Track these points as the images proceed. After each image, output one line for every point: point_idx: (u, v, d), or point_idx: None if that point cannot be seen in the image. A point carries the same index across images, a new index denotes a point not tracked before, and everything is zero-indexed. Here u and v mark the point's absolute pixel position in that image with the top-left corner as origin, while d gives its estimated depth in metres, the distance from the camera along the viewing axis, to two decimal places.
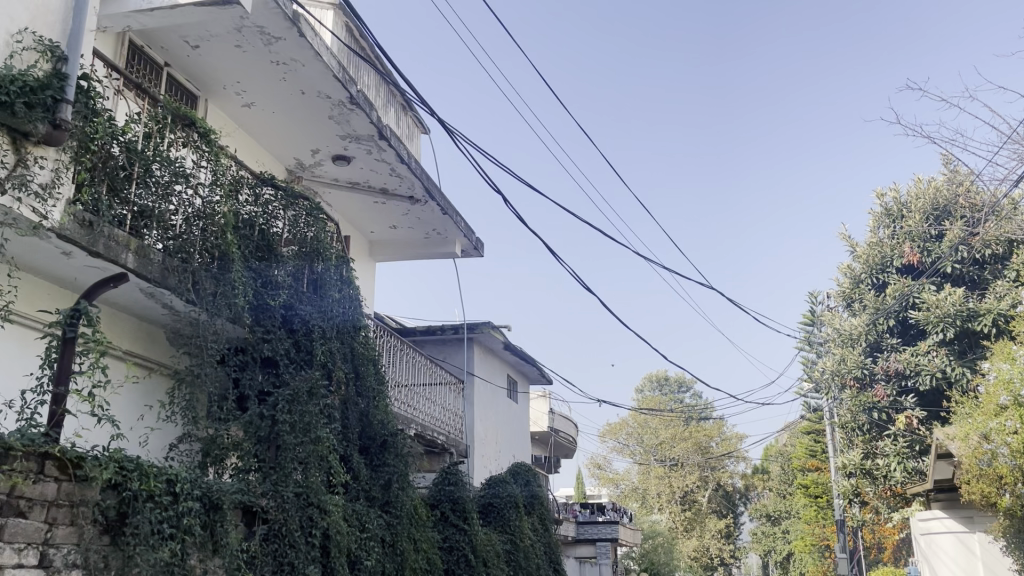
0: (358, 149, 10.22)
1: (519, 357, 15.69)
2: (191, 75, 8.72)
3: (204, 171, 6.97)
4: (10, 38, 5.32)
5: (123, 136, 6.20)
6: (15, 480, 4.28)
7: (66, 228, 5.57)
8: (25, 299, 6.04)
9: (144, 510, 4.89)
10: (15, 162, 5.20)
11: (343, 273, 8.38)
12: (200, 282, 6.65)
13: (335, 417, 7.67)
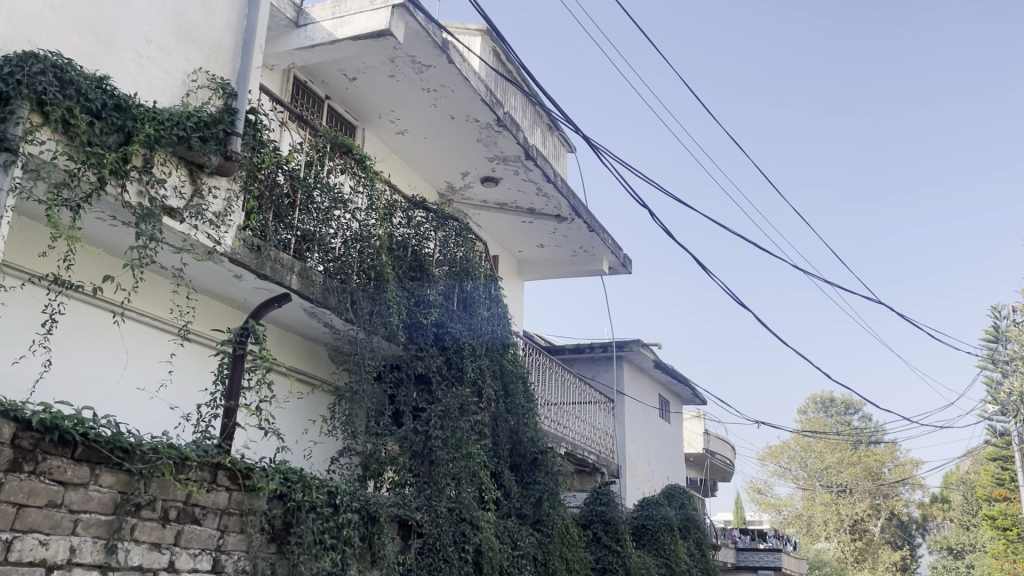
0: (506, 170, 10.34)
1: (671, 375, 15.33)
2: (349, 106, 9.14)
3: (360, 197, 7.22)
4: (187, 78, 5.75)
5: (288, 165, 6.57)
6: (191, 487, 4.44)
7: (237, 253, 5.93)
8: (200, 318, 6.49)
9: (307, 520, 5.07)
10: (192, 192, 5.61)
11: (493, 292, 8.43)
12: (358, 301, 6.92)
13: (486, 433, 7.71)
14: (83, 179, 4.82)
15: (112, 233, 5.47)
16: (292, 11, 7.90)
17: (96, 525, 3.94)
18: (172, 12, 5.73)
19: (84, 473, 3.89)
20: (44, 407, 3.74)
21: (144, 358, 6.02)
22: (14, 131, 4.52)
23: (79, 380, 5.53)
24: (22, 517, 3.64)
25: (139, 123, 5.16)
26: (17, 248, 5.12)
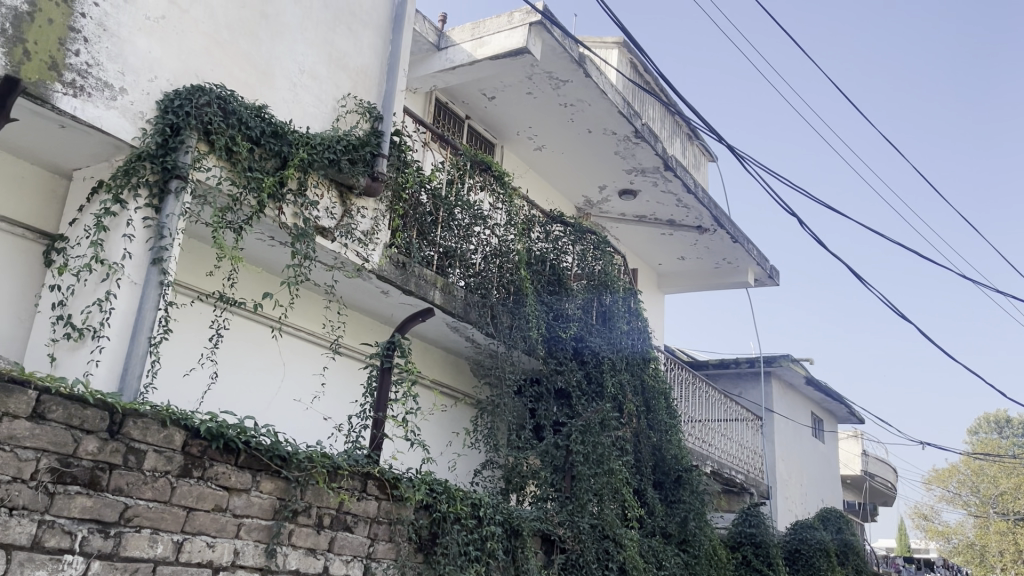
0: (645, 182, 10.20)
1: (824, 392, 14.55)
2: (488, 125, 9.30)
3: (500, 213, 7.35)
4: (337, 104, 6.04)
5: (430, 184, 6.74)
6: (343, 495, 4.55)
7: (384, 270, 6.14)
8: (351, 333, 6.77)
9: (452, 531, 5.17)
10: (342, 212, 5.86)
11: (632, 305, 8.30)
12: (498, 315, 7.03)
13: (628, 449, 7.58)
14: (244, 202, 5.14)
15: (270, 253, 5.79)
16: (433, 35, 8.09)
17: (257, 529, 4.11)
18: (323, 42, 6.03)
19: (246, 480, 4.07)
20: (211, 416, 3.94)
21: (299, 371, 6.33)
22: (183, 159, 4.84)
23: (242, 391, 5.88)
24: (191, 520, 3.80)
25: (294, 148, 5.45)
26: (187, 268, 5.53)
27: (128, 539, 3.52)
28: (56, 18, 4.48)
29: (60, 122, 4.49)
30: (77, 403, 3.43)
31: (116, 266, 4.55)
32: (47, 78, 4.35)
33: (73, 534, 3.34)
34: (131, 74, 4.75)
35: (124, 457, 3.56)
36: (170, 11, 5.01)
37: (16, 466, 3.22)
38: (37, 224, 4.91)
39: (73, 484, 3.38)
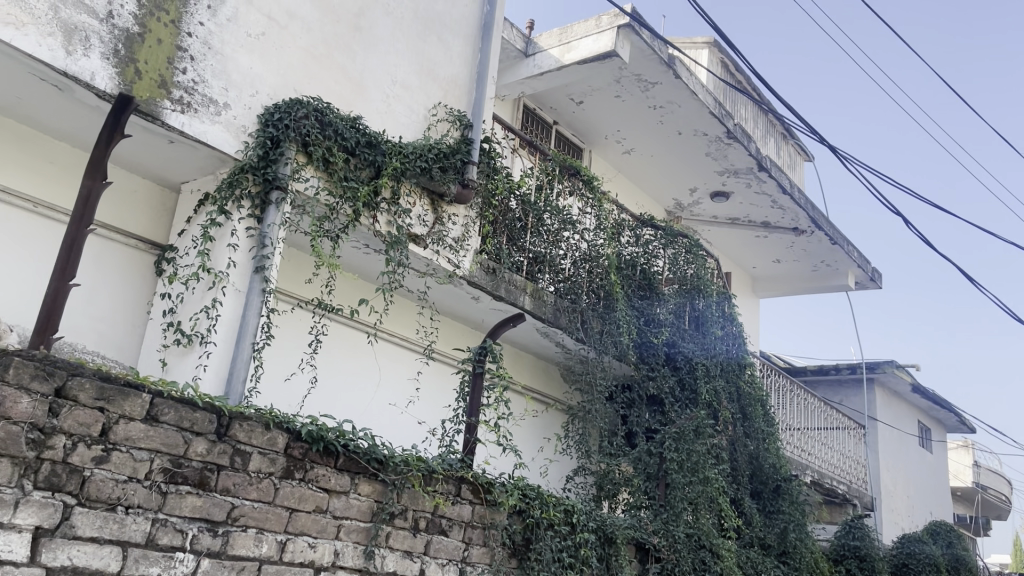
0: (737, 183, 9.96)
1: (932, 400, 13.88)
2: (576, 129, 9.27)
3: (589, 217, 7.26)
4: (428, 113, 6.14)
5: (519, 190, 6.75)
6: (439, 499, 4.59)
7: (475, 276, 6.19)
8: (443, 338, 6.85)
9: (545, 537, 5.17)
10: (434, 219, 5.95)
11: (726, 309, 8.12)
12: (589, 321, 7.00)
13: (724, 457, 7.40)
14: (341, 212, 5.27)
15: (364, 260, 5.93)
16: (521, 41, 8.11)
17: (356, 531, 4.18)
18: (414, 53, 6.14)
19: (345, 482, 4.16)
20: (311, 419, 4.05)
21: (394, 376, 6.44)
22: (283, 170, 5.00)
23: (340, 395, 6.03)
24: (294, 521, 3.89)
25: (387, 157, 5.56)
26: (288, 276, 5.71)
27: (234, 538, 3.62)
28: (164, 38, 4.67)
29: (169, 137, 4.71)
30: (187, 406, 3.55)
31: (222, 274, 4.73)
32: (157, 96, 4.56)
33: (185, 532, 3.45)
34: (233, 90, 4.94)
35: (231, 458, 3.67)
36: (270, 28, 5.19)
37: (131, 466, 3.32)
38: (149, 235, 5.16)
39: (184, 484, 3.49)
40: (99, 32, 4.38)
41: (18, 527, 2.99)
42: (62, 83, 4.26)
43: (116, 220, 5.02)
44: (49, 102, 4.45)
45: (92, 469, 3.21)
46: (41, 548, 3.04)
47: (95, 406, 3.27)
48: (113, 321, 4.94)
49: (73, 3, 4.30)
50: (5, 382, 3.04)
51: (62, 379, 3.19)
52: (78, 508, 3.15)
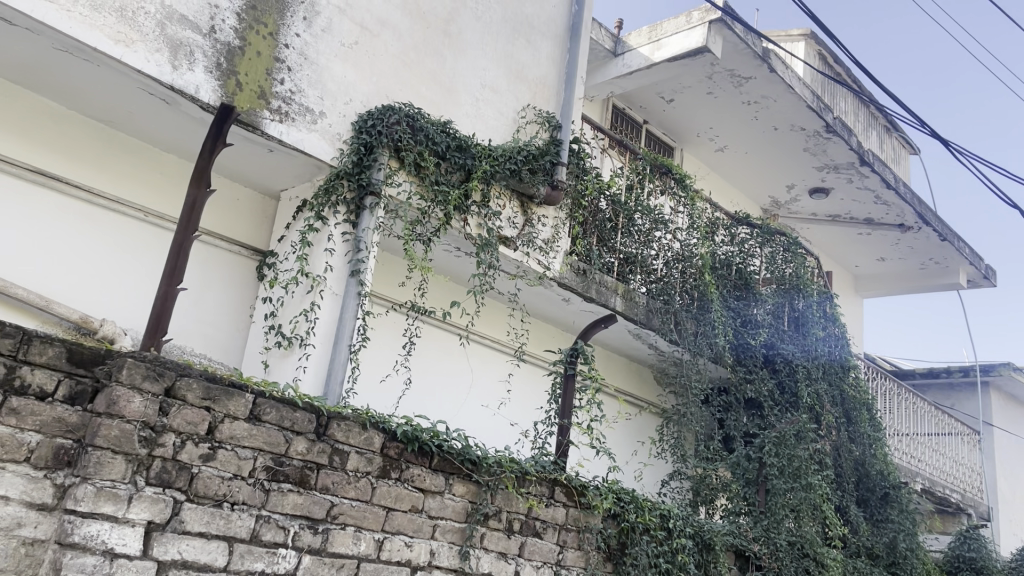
0: (837, 179, 9.59)
1: None
2: (667, 128, 9.11)
3: (681, 217, 7.13)
4: (517, 116, 6.16)
5: (610, 190, 6.67)
6: (532, 500, 4.58)
7: (565, 277, 6.16)
8: (534, 340, 6.85)
9: (641, 542, 5.08)
10: (524, 221, 5.94)
11: (827, 309, 7.82)
12: (683, 322, 6.85)
13: (828, 463, 7.10)
14: (432, 215, 5.32)
15: (456, 263, 5.97)
16: (610, 41, 8.02)
17: (451, 531, 4.20)
18: (503, 56, 6.16)
19: (439, 482, 4.18)
20: (406, 420, 4.10)
21: (486, 378, 6.47)
22: (377, 176, 5.08)
23: (433, 397, 6.10)
24: (391, 520, 3.93)
25: (477, 160, 5.58)
26: (382, 280, 5.81)
27: (334, 536, 3.67)
28: (263, 50, 4.82)
29: (268, 146, 4.86)
30: (287, 406, 3.64)
31: (319, 278, 4.87)
32: (257, 106, 4.71)
33: (287, 529, 3.51)
34: (328, 98, 5.06)
35: (329, 457, 3.73)
36: (362, 37, 5.31)
37: (236, 464, 3.40)
38: (251, 241, 5.35)
39: (286, 482, 3.56)
40: (203, 46, 4.56)
41: (131, 521, 3.05)
42: (168, 96, 4.46)
43: (220, 227, 5.22)
44: (157, 115, 4.66)
45: (200, 466, 3.29)
46: (153, 542, 3.10)
47: (201, 406, 3.34)
48: (218, 325, 5.13)
49: (179, 19, 4.49)
50: (118, 382, 3.13)
51: (171, 379, 3.28)
52: (187, 504, 3.22)
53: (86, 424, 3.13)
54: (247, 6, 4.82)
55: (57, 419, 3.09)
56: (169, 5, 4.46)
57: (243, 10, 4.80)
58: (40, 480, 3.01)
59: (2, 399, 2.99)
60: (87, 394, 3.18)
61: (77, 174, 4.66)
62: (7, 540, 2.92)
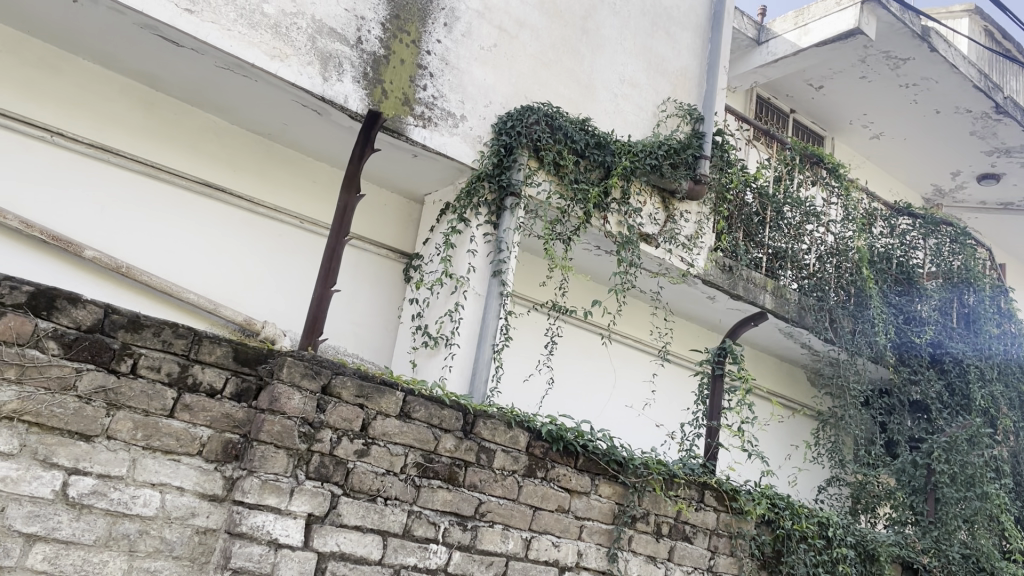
0: (1010, 163, 8.89)
1: None
2: (816, 116, 8.67)
3: (835, 208, 6.77)
4: (657, 109, 6.03)
5: (756, 182, 6.40)
6: (681, 504, 4.44)
7: (710, 273, 5.97)
8: (679, 340, 6.70)
9: (798, 550, 4.84)
10: (665, 217, 5.79)
11: (1001, 303, 7.23)
12: (838, 319, 6.50)
13: (1007, 471, 6.49)
14: (572, 214, 5.27)
15: (597, 261, 5.93)
16: (754, 29, 7.70)
17: (599, 533, 4.14)
18: (642, 49, 6.06)
19: (585, 483, 4.14)
20: (551, 419, 4.08)
21: (630, 378, 6.37)
22: (516, 176, 5.07)
23: (576, 397, 6.07)
24: (538, 519, 3.92)
25: (616, 157, 5.48)
26: (522, 280, 5.84)
27: (482, 533, 3.70)
28: (407, 57, 4.95)
29: (413, 151, 4.98)
30: (435, 404, 3.69)
31: (463, 279, 4.93)
32: (402, 112, 4.84)
33: (437, 525, 3.56)
34: (469, 102, 5.14)
35: (477, 455, 3.76)
36: (501, 39, 5.35)
37: (389, 459, 3.47)
38: (398, 245, 5.51)
39: (436, 479, 3.61)
40: (350, 57, 4.73)
41: (293, 513, 3.17)
42: (320, 107, 4.66)
43: (369, 232, 5.41)
44: (311, 125, 4.88)
45: (355, 461, 3.38)
46: (313, 534, 3.20)
47: (355, 403, 3.44)
48: (369, 326, 5.32)
49: (328, 32, 4.68)
50: (279, 380, 3.26)
51: (327, 377, 3.38)
52: (343, 498, 3.32)
53: (251, 420, 3.24)
54: (392, 15, 4.96)
55: (226, 415, 3.21)
56: (319, 20, 4.66)
57: (387, 19, 4.94)
58: (211, 472, 3.15)
59: (177, 396, 3.12)
60: (252, 391, 3.29)
61: (239, 185, 4.95)
62: (182, 529, 3.07)
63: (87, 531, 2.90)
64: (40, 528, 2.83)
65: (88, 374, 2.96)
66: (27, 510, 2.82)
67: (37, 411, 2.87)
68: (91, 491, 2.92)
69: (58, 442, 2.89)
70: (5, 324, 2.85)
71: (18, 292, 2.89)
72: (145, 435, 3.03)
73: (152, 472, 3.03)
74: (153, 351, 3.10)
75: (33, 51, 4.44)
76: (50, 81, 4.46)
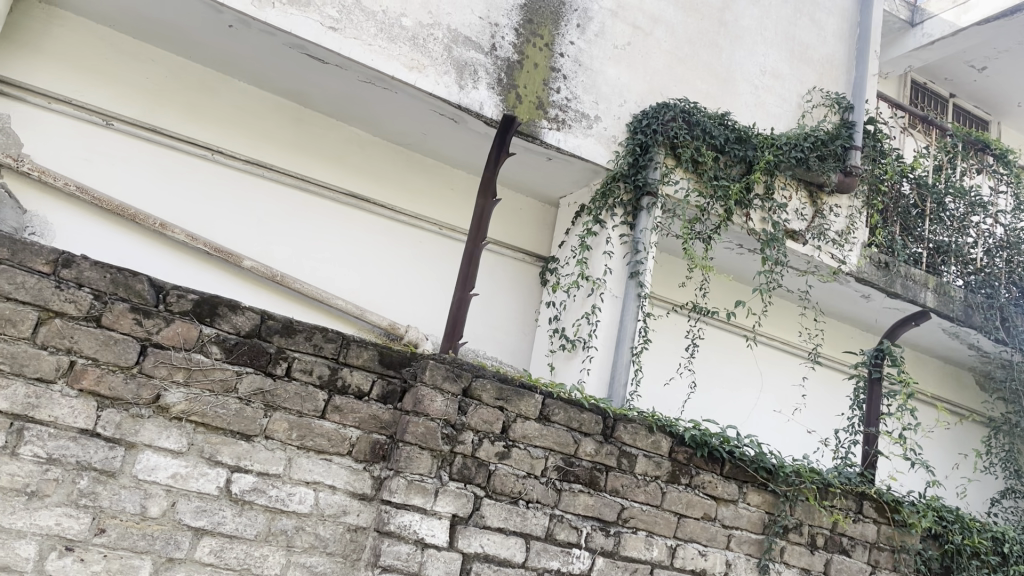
0: None
1: None
2: (979, 100, 8.04)
3: (1004, 197, 6.29)
4: (802, 100, 5.77)
5: (914, 172, 5.99)
6: (838, 515, 4.19)
7: (864, 271, 5.64)
8: (831, 342, 6.40)
9: (969, 568, 4.46)
10: (813, 213, 5.50)
11: None
12: (1011, 318, 5.96)
13: None
14: (712, 212, 5.10)
15: (740, 261, 5.73)
16: (906, 11, 7.23)
17: (748, 543, 3.97)
18: (784, 38, 5.81)
19: (733, 490, 3.98)
20: (694, 424, 3.96)
21: (778, 381, 6.12)
22: (652, 175, 4.95)
23: (721, 400, 5.87)
24: (683, 526, 3.80)
25: (759, 151, 5.23)
26: (662, 281, 5.73)
27: (626, 539, 3.63)
28: (540, 61, 4.95)
29: (548, 155, 4.99)
30: (575, 407, 3.64)
31: (599, 280, 4.86)
32: (536, 117, 4.85)
33: (580, 530, 3.52)
34: (604, 102, 5.09)
35: (618, 459, 3.69)
36: (635, 37, 5.27)
37: (530, 462, 3.45)
38: (534, 248, 5.53)
39: (577, 483, 3.56)
40: (485, 64, 4.79)
41: (438, 514, 3.20)
42: (457, 115, 4.74)
43: (506, 237, 5.46)
44: (449, 134, 4.98)
45: (497, 463, 3.38)
46: (458, 534, 3.23)
47: (495, 405, 3.42)
48: (506, 330, 5.36)
49: (464, 41, 4.75)
50: (422, 383, 3.28)
51: (468, 380, 3.39)
52: (486, 500, 3.32)
53: (397, 421, 3.29)
54: (525, 20, 4.97)
55: (373, 416, 3.27)
56: (455, 29, 4.74)
57: (521, 24, 4.95)
58: (360, 471, 3.23)
59: (327, 397, 3.20)
60: (397, 393, 3.34)
61: (381, 195, 5.12)
62: (335, 526, 3.15)
63: (249, 526, 3.02)
64: (207, 522, 2.95)
65: (247, 377, 3.07)
66: (195, 505, 2.95)
67: (203, 412, 2.99)
68: (252, 488, 3.03)
69: (222, 441, 3.01)
70: (172, 330, 2.98)
71: (185, 300, 3.02)
72: (299, 435, 3.13)
73: (306, 471, 3.13)
74: (306, 354, 3.19)
75: (194, 76, 4.77)
76: (210, 103, 4.78)
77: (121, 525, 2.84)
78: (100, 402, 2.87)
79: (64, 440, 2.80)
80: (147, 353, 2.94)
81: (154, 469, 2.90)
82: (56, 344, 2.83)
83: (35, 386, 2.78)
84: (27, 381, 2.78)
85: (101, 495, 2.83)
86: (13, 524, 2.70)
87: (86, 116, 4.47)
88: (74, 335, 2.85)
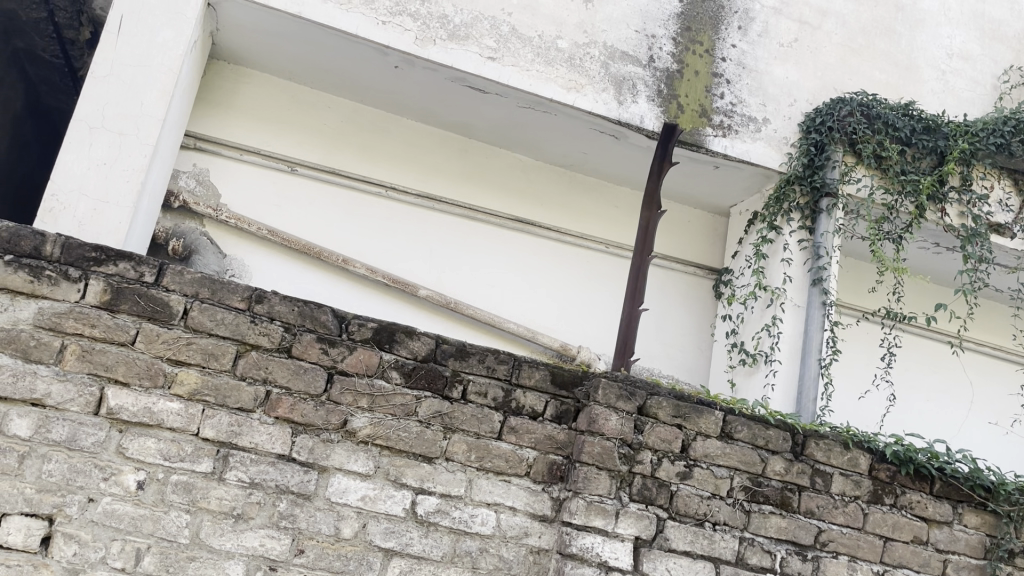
0: None
1: None
2: None
3: None
4: (997, 81, 5.24)
5: None
6: None
7: None
8: None
9: None
10: (1021, 203, 4.93)
11: None
12: None
13: None
14: (901, 210, 4.68)
15: (937, 260, 5.26)
16: None
17: (968, 569, 3.57)
18: (973, 16, 5.32)
19: (946, 511, 3.60)
20: (896, 440, 3.63)
21: (992, 391, 5.53)
22: (831, 175, 4.64)
23: (925, 413, 5.39)
24: (890, 551, 3.47)
25: (952, 140, 4.74)
26: (850, 287, 5.36)
27: (825, 564, 3.37)
28: (701, 68, 4.82)
29: (714, 163, 4.84)
30: (759, 423, 3.42)
31: (778, 291, 4.61)
32: (699, 125, 4.72)
33: (773, 554, 3.31)
34: (772, 103, 4.86)
35: (811, 479, 3.44)
36: (802, 32, 5.02)
37: (714, 483, 3.29)
38: (705, 261, 5.36)
39: (767, 504, 3.36)
40: (644, 77, 4.72)
41: (621, 536, 3.11)
42: (618, 131, 4.70)
43: (676, 251, 5.34)
44: (611, 151, 4.95)
45: (679, 484, 3.25)
46: (642, 558, 3.13)
47: (673, 423, 3.30)
48: (682, 346, 5.23)
49: (621, 56, 4.71)
50: (596, 402, 3.21)
51: (643, 398, 3.28)
52: (670, 522, 3.20)
53: (572, 441, 3.23)
54: (683, 29, 4.86)
55: (549, 437, 3.23)
56: (611, 45, 4.71)
57: (679, 33, 4.85)
58: (539, 493, 3.20)
59: (503, 418, 3.20)
60: (571, 413, 3.28)
61: (547, 218, 5.15)
62: (518, 548, 3.15)
63: (435, 547, 3.08)
64: (396, 543, 3.04)
65: (426, 401, 3.14)
66: (384, 526, 3.04)
67: (387, 435, 3.09)
68: (436, 509, 3.10)
69: (406, 463, 3.10)
70: (355, 358, 3.10)
71: (365, 328, 3.13)
72: (477, 457, 3.16)
73: (486, 493, 3.15)
74: (479, 377, 3.21)
75: (367, 118, 5.04)
76: (382, 142, 5.02)
77: (318, 546, 2.98)
78: (295, 428, 3.02)
79: (264, 465, 2.98)
80: (334, 381, 3.07)
81: (344, 491, 3.03)
82: (253, 374, 3.01)
83: (237, 415, 2.98)
84: (230, 410, 2.98)
85: (299, 517, 2.98)
86: (223, 545, 2.90)
87: (274, 164, 4.83)
88: (268, 366, 3.03)
